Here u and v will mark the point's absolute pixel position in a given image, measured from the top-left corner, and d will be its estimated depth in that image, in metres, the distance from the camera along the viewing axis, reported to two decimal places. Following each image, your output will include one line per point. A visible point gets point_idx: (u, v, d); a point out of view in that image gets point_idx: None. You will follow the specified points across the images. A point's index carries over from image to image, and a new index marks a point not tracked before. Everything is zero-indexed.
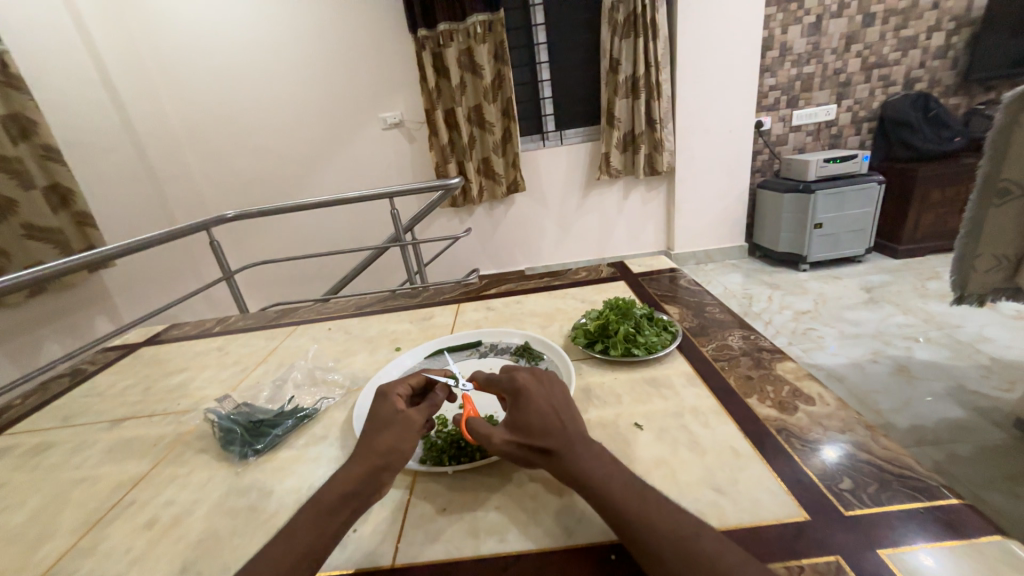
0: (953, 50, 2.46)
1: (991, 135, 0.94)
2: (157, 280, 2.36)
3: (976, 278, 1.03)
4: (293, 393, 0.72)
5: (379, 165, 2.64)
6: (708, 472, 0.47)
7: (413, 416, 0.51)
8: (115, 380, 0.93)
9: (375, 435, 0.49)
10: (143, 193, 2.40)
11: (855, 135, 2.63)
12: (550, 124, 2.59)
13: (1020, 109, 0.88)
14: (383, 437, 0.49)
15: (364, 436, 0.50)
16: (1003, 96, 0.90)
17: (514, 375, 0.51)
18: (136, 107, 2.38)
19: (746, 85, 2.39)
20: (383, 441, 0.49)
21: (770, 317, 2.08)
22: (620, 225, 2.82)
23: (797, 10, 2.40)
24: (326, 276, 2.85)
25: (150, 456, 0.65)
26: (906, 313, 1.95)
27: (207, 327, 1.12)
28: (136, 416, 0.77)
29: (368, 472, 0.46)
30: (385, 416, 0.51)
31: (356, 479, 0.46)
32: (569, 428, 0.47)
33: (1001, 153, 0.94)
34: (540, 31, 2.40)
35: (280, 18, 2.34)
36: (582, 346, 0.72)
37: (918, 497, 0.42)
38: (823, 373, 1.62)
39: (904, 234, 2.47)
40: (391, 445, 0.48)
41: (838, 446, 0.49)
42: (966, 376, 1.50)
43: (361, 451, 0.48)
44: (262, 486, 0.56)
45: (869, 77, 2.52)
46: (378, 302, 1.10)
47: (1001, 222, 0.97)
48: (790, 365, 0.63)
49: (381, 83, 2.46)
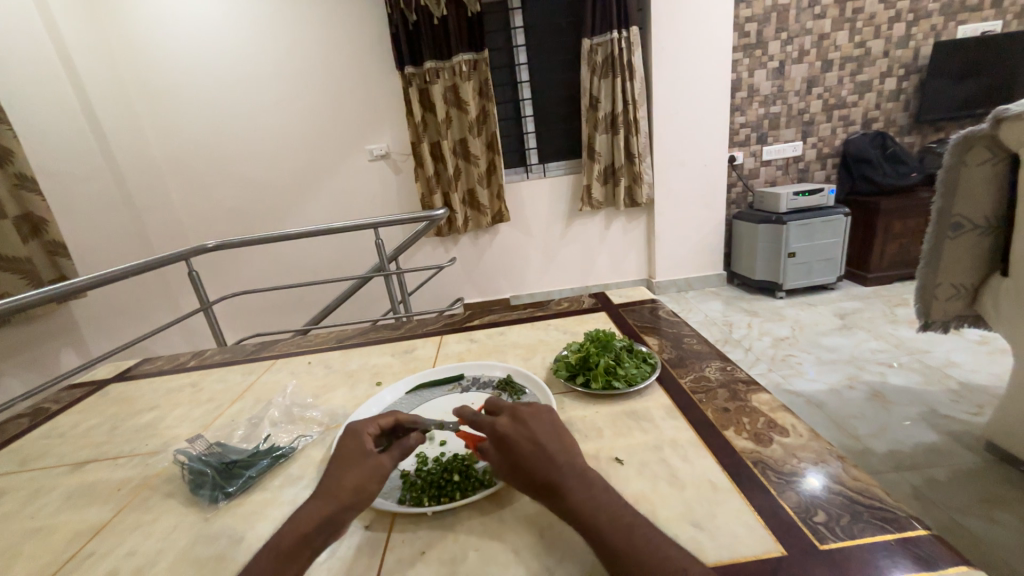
0: (904, 94, 2.66)
1: (942, 174, 1.05)
2: (129, 311, 2.28)
3: (940, 307, 1.12)
4: (269, 431, 0.70)
5: (364, 195, 2.66)
6: (688, 507, 0.48)
7: (382, 458, 0.50)
8: (80, 419, 0.89)
9: (340, 474, 0.49)
10: (120, 222, 2.36)
11: (820, 169, 2.79)
12: (533, 157, 2.69)
13: (963, 153, 1.01)
14: (349, 477, 0.48)
15: (330, 473, 0.49)
16: (949, 141, 1.01)
17: (495, 421, 0.50)
18: (119, 137, 2.38)
19: (718, 122, 2.53)
20: (350, 480, 0.48)
21: (751, 344, 2.12)
22: (603, 254, 2.88)
23: (761, 56, 2.58)
24: (308, 305, 2.81)
25: (113, 502, 0.62)
26: (878, 339, 2.01)
27: (181, 361, 1.09)
28: (101, 458, 0.73)
29: (331, 514, 0.46)
30: (353, 456, 0.50)
31: (318, 521, 0.45)
32: (559, 462, 0.46)
33: (951, 191, 1.05)
34: (523, 70, 2.52)
35: (270, 53, 2.41)
36: (563, 379, 0.72)
37: (888, 528, 0.43)
38: (803, 399, 1.65)
39: (872, 263, 2.59)
40: (357, 487, 0.47)
41: (811, 476, 0.50)
42: (938, 401, 1.55)
43: (325, 490, 0.48)
44: (233, 532, 0.53)
45: (831, 117, 2.70)
46: (360, 334, 1.10)
47: (956, 253, 1.07)
48: (765, 396, 0.65)
49: (369, 116, 2.52)
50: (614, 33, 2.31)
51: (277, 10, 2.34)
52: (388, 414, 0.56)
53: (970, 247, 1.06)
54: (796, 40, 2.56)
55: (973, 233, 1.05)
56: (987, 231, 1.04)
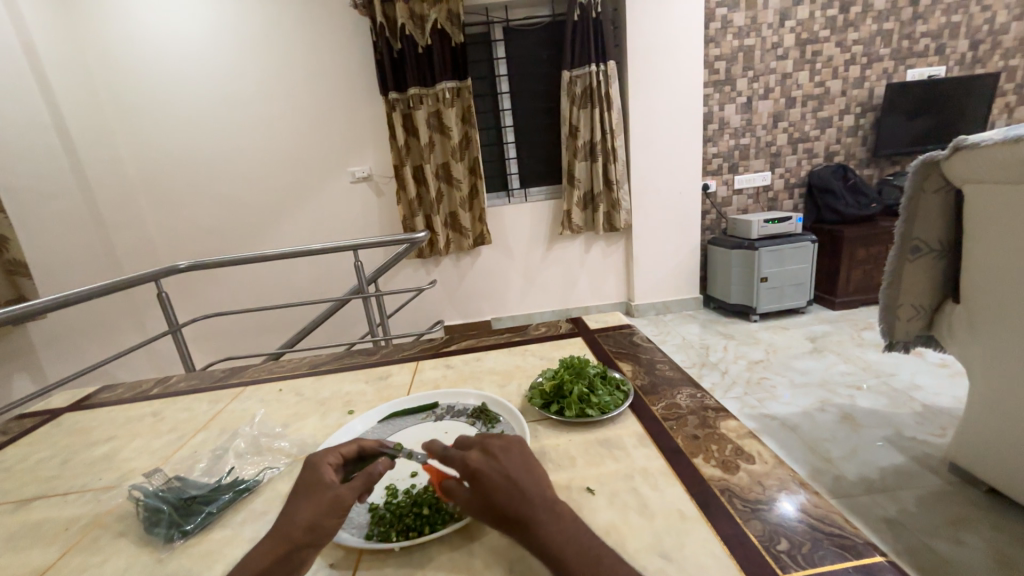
0: (862, 130, 2.84)
1: (904, 200, 1.09)
2: (91, 333, 2.19)
3: (902, 326, 1.17)
4: (233, 464, 0.68)
5: (345, 217, 2.66)
6: (657, 538, 0.48)
7: (339, 492, 0.48)
8: (29, 451, 0.84)
9: (295, 511, 0.48)
10: (88, 240, 2.28)
11: (788, 199, 2.93)
12: (515, 182, 2.75)
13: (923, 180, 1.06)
14: (305, 513, 0.47)
15: (286, 511, 0.48)
16: (910, 168, 1.06)
17: (467, 456, 0.50)
18: (92, 155, 2.33)
19: (691, 152, 2.65)
20: (306, 517, 0.47)
21: (726, 367, 2.16)
22: (583, 277, 2.92)
23: (730, 92, 2.73)
24: (285, 327, 2.75)
25: (60, 543, 0.58)
26: (846, 362, 2.09)
27: (144, 388, 1.05)
28: (49, 495, 0.69)
29: (282, 555, 0.44)
30: (308, 491, 0.49)
31: (272, 560, 0.44)
32: (530, 496, 0.46)
33: (911, 216, 1.10)
34: (505, 98, 2.60)
35: (253, 77, 2.43)
36: (538, 407, 0.73)
37: (846, 556, 0.44)
38: (777, 422, 1.68)
39: (839, 288, 2.70)
40: (311, 522, 0.46)
41: (778, 503, 0.51)
42: (904, 423, 1.60)
43: (280, 529, 0.46)
44: (187, 574, 0.51)
45: (796, 149, 2.85)
46: (334, 359, 1.08)
47: (914, 275, 1.13)
48: (733, 423, 0.67)
49: (352, 139, 2.54)
50: (592, 66, 2.41)
51: (261, 35, 2.37)
52: (350, 444, 0.56)
53: (926, 270, 1.13)
54: (762, 79, 2.72)
55: (927, 255, 1.12)
56: (940, 254, 1.12)
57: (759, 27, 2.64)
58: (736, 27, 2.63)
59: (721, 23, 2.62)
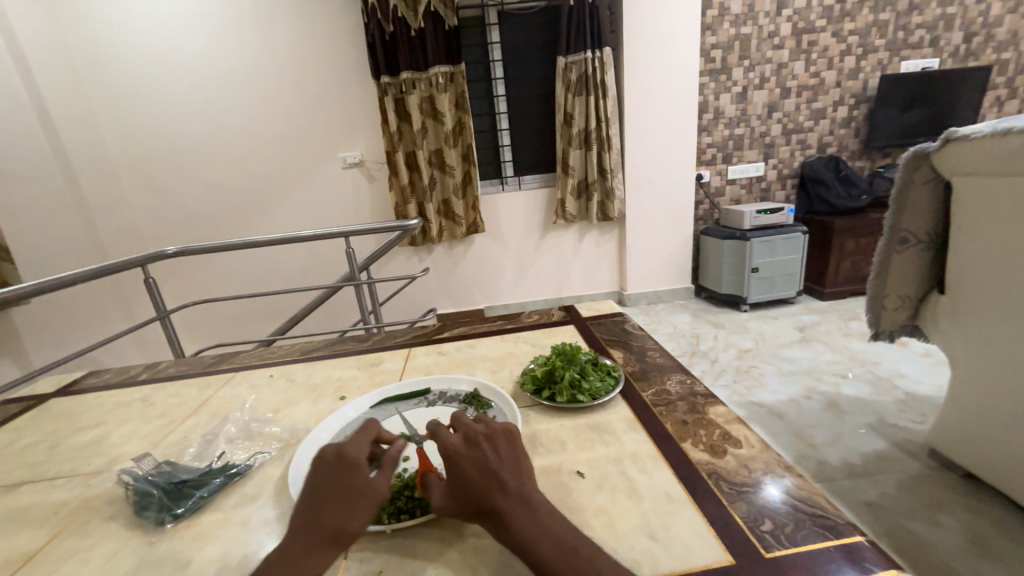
0: (855, 121, 2.84)
1: (894, 191, 1.10)
2: (77, 319, 2.15)
3: (888, 316, 1.19)
4: (224, 448, 0.68)
5: (336, 203, 2.62)
6: (645, 519, 0.49)
7: (379, 485, 0.49)
8: (15, 437, 0.83)
9: (343, 514, 0.47)
10: (71, 224, 2.23)
11: (781, 190, 2.95)
12: (508, 169, 2.72)
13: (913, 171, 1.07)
14: (355, 516, 0.47)
15: (321, 512, 0.48)
16: (901, 159, 1.07)
17: (447, 441, 0.50)
18: (73, 135, 2.26)
19: (685, 142, 2.64)
20: (358, 520, 0.47)
21: (716, 355, 2.19)
22: (576, 266, 2.92)
23: (726, 81, 2.72)
24: (276, 315, 2.72)
25: (48, 527, 0.58)
26: (833, 351, 2.12)
27: (132, 374, 1.04)
28: (36, 480, 0.69)
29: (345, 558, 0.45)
30: (351, 492, 0.48)
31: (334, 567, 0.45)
32: (506, 487, 0.47)
33: (901, 208, 1.11)
34: (499, 84, 2.56)
35: (241, 58, 2.36)
36: (529, 393, 0.73)
37: (828, 536, 0.45)
38: (764, 410, 1.71)
39: (828, 279, 2.73)
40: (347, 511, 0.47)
41: (763, 486, 0.52)
42: (887, 411, 1.64)
43: (330, 535, 0.46)
44: (179, 556, 0.51)
45: (789, 140, 2.86)
46: (326, 345, 1.07)
47: (902, 265, 1.14)
48: (721, 409, 0.68)
49: (343, 123, 2.50)
50: (588, 53, 2.38)
51: (248, 14, 2.30)
52: (370, 427, 0.55)
53: (914, 261, 1.14)
54: (757, 68, 2.71)
55: (915, 247, 1.13)
56: (927, 245, 1.13)
57: (755, 16, 2.62)
58: (732, 15, 2.60)
59: (718, 11, 2.59)
